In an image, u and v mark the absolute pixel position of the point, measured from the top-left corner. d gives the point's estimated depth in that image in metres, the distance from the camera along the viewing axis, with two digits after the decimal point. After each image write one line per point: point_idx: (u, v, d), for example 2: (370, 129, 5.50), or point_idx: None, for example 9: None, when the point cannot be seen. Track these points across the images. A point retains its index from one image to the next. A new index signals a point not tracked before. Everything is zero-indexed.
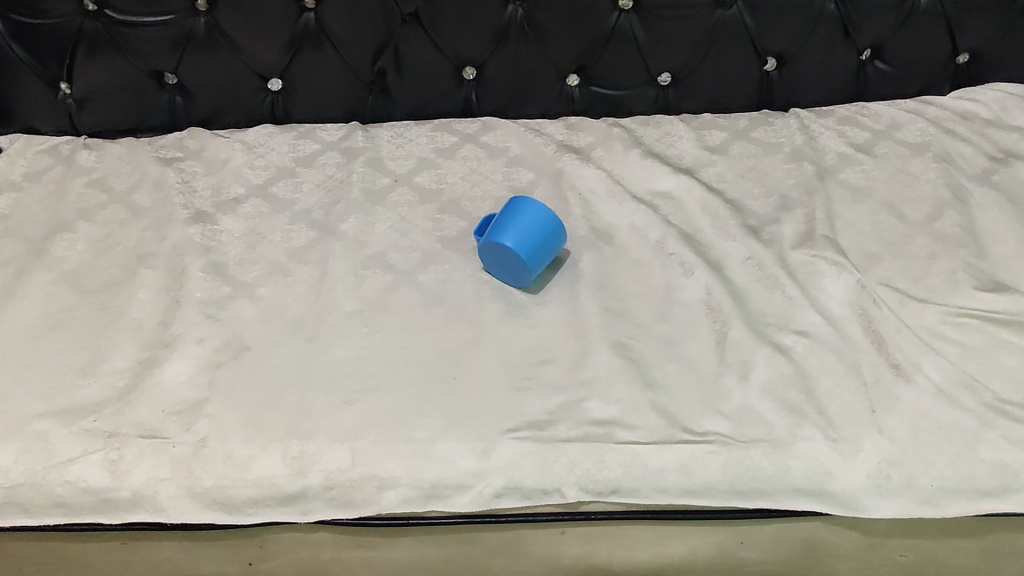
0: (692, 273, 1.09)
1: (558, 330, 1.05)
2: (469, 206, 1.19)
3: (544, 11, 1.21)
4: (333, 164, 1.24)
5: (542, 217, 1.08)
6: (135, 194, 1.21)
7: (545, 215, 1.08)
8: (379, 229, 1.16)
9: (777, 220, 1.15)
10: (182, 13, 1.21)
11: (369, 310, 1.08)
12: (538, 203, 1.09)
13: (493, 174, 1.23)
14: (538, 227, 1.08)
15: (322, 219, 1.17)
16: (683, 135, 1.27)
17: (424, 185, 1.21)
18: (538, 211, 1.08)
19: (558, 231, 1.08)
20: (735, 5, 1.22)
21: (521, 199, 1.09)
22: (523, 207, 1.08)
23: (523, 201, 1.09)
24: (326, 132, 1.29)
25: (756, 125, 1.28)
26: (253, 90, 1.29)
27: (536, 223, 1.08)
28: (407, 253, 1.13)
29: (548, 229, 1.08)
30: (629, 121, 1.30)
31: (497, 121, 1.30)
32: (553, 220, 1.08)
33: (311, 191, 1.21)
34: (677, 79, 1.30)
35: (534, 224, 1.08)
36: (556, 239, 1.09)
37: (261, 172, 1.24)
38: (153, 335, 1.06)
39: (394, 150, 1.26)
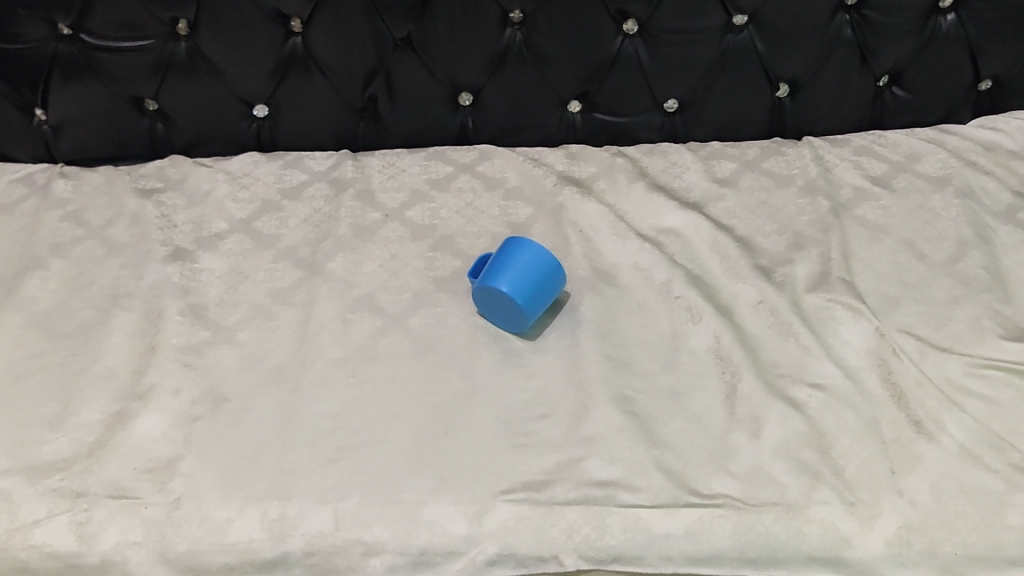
0: (700, 318, 1.03)
1: (556, 381, 0.99)
2: (464, 243, 1.12)
3: (544, 36, 1.15)
4: (321, 197, 1.18)
5: (541, 259, 1.02)
6: (112, 228, 1.15)
7: (543, 257, 1.02)
8: (368, 268, 1.09)
9: (790, 260, 1.08)
10: (162, 38, 1.15)
11: (356, 358, 1.01)
12: (536, 245, 1.03)
13: (490, 208, 1.16)
14: (536, 270, 1.01)
15: (308, 257, 1.11)
16: (691, 166, 1.20)
17: (416, 220, 1.15)
18: (536, 252, 1.02)
19: (557, 273, 1.02)
20: (746, 29, 1.16)
21: (518, 239, 1.03)
22: (520, 249, 1.02)
23: (521, 242, 1.03)
24: (314, 161, 1.23)
25: (767, 155, 1.21)
26: (238, 117, 1.23)
27: (534, 266, 1.01)
28: (397, 294, 1.07)
29: (546, 272, 1.02)
30: (634, 150, 1.24)
31: (494, 150, 1.23)
32: (552, 263, 1.02)
33: (298, 227, 1.14)
34: (684, 106, 1.23)
35: (531, 267, 1.01)
36: (555, 283, 1.02)
37: (246, 205, 1.17)
38: (126, 385, 1.00)
39: (385, 182, 1.19)
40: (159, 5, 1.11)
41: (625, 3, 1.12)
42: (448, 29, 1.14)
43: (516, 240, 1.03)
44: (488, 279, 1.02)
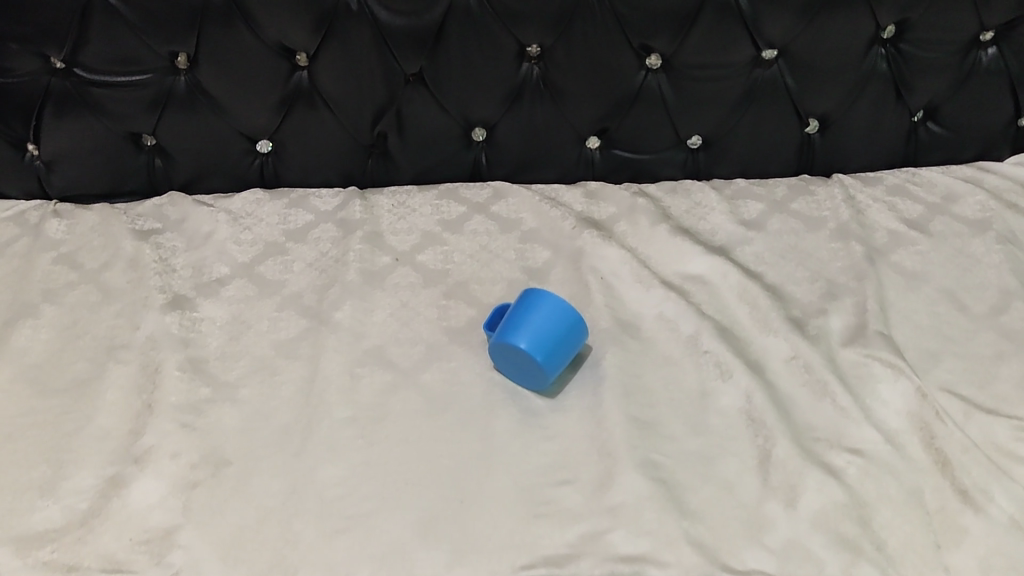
0: (730, 375, 0.97)
1: (578, 444, 0.93)
2: (479, 290, 1.06)
3: (563, 71, 1.09)
4: (327, 239, 1.12)
5: (561, 310, 0.96)
6: (107, 272, 1.09)
7: (564, 310, 0.96)
8: (378, 317, 1.04)
9: (824, 311, 1.02)
10: (161, 72, 1.09)
11: (364, 417, 0.95)
12: (556, 297, 0.97)
13: (505, 252, 1.10)
14: (556, 324, 0.95)
15: (313, 305, 1.05)
16: (716, 207, 1.14)
17: (428, 265, 1.09)
18: (557, 305, 0.96)
19: (579, 326, 0.96)
20: (775, 64, 1.10)
21: (537, 291, 0.98)
22: (539, 302, 0.97)
23: (540, 294, 0.97)
24: (320, 200, 1.17)
25: (796, 195, 1.15)
26: (240, 153, 1.17)
27: (554, 319, 0.96)
28: (408, 347, 1.01)
29: (568, 326, 0.96)
30: (656, 189, 1.18)
31: (509, 188, 1.17)
32: (573, 316, 0.96)
33: (303, 272, 1.09)
34: (708, 143, 1.17)
35: (552, 320, 0.95)
36: (576, 338, 0.96)
37: (248, 247, 1.12)
38: (121, 447, 0.94)
39: (394, 223, 1.14)
40: (158, 39, 1.05)
41: (649, 37, 1.06)
42: (462, 64, 1.08)
43: (535, 292, 0.98)
44: (506, 332, 0.96)
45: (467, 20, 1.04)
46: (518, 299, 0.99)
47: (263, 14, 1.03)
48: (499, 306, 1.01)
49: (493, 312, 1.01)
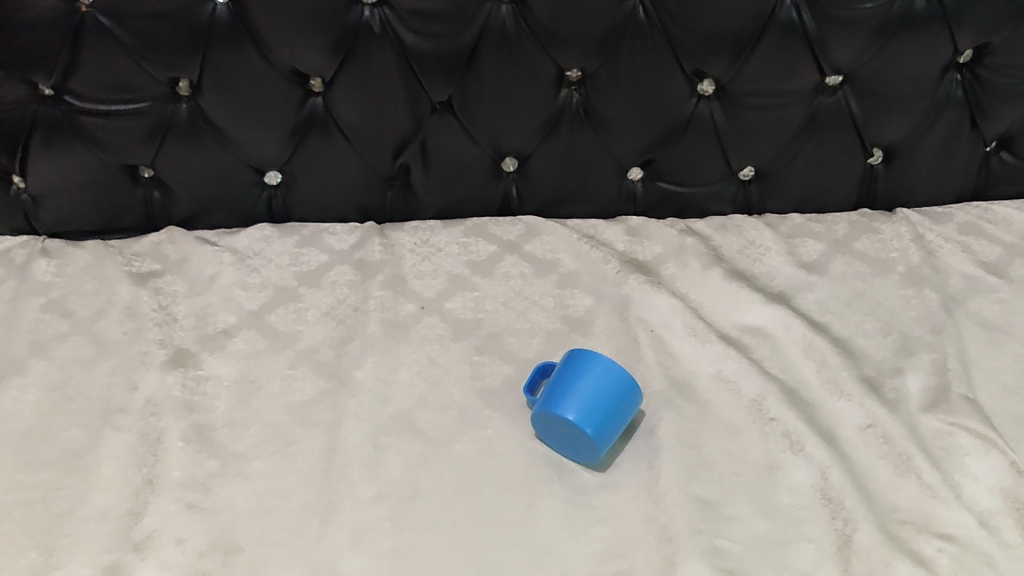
0: (801, 448, 0.87)
1: (634, 528, 0.82)
2: (515, 343, 0.96)
3: (606, 98, 0.98)
4: (344, 283, 1.01)
5: (612, 374, 0.86)
6: (102, 322, 0.98)
7: (616, 373, 0.85)
8: (403, 376, 0.93)
9: (899, 370, 0.92)
10: (161, 99, 0.98)
11: (392, 497, 0.84)
12: (606, 358, 0.87)
13: (542, 299, 1.00)
14: (607, 389, 0.85)
15: (331, 362, 0.94)
16: (771, 247, 1.04)
17: (458, 314, 0.98)
18: (607, 368, 0.86)
19: (633, 392, 0.86)
20: (840, 90, 1.00)
21: (584, 352, 0.87)
22: (587, 364, 0.86)
23: (588, 355, 0.87)
24: (334, 237, 1.06)
25: (858, 234, 1.06)
26: (247, 185, 1.06)
27: (605, 386, 0.85)
28: (438, 412, 0.90)
29: (620, 392, 0.85)
30: (704, 226, 1.07)
31: (543, 225, 1.07)
32: (626, 380, 0.86)
33: (318, 322, 0.98)
34: (762, 175, 1.07)
35: (602, 386, 0.85)
36: (630, 404, 0.86)
37: (257, 293, 1.01)
38: (120, 531, 0.82)
39: (418, 264, 1.03)
40: (157, 64, 0.94)
41: (703, 62, 0.96)
42: (494, 91, 0.97)
43: (582, 353, 0.87)
44: (551, 401, 0.85)
45: (503, 43, 0.94)
46: (563, 360, 0.89)
47: (275, 36, 0.93)
48: (542, 368, 0.91)
49: (535, 375, 0.90)
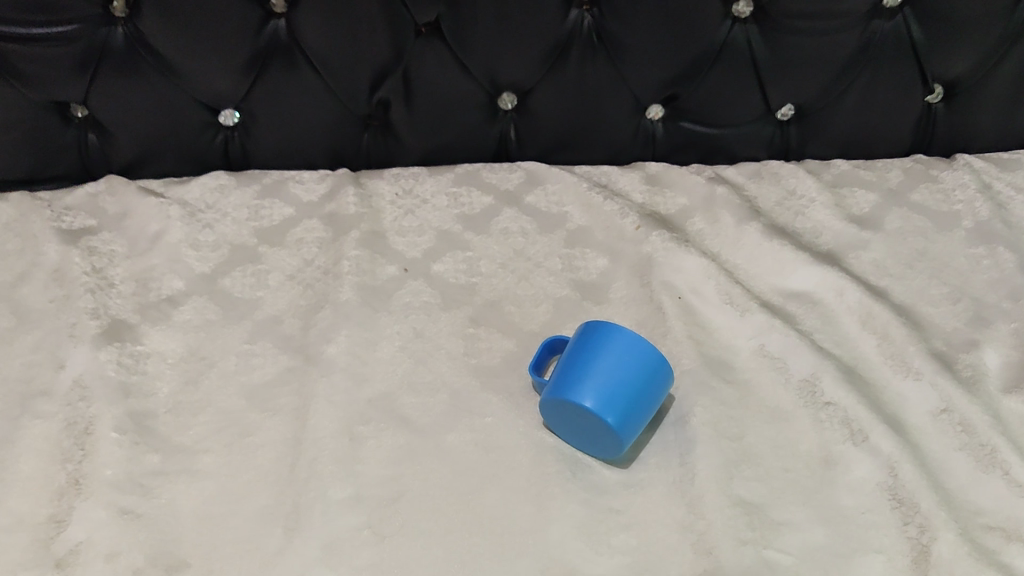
0: (864, 438, 0.72)
1: (665, 538, 0.67)
2: (517, 313, 0.80)
3: (626, 21, 0.83)
4: (313, 241, 0.85)
5: (638, 349, 0.71)
6: (23, 286, 0.82)
7: (642, 349, 0.71)
8: (384, 352, 0.77)
9: (974, 343, 0.78)
10: (91, 22, 0.81)
11: (372, 500, 0.69)
12: (631, 331, 0.72)
13: (548, 259, 0.85)
14: (632, 370, 0.70)
15: (296, 336, 0.78)
16: (815, 198, 0.89)
17: (448, 278, 0.83)
18: (632, 344, 0.71)
19: (663, 370, 0.71)
20: (901, 13, 0.84)
21: (603, 323, 0.72)
22: (607, 340, 0.71)
23: (608, 328, 0.72)
24: (301, 186, 0.90)
25: (915, 183, 0.91)
26: (198, 126, 0.90)
27: (629, 363, 0.70)
28: (426, 396, 0.75)
29: (648, 373, 0.70)
30: (734, 173, 0.93)
31: (546, 172, 0.91)
32: (655, 358, 0.71)
33: (282, 287, 0.82)
34: (803, 114, 0.92)
35: (626, 366, 0.70)
36: (660, 388, 0.71)
37: (210, 254, 0.85)
38: (38, 545, 0.66)
39: (400, 218, 0.87)
40: None
41: None
42: (492, 11, 0.82)
43: (601, 326, 0.72)
44: (563, 385, 0.70)
45: None
46: (578, 334, 0.74)
47: None
48: (551, 343, 0.76)
49: (543, 351, 0.75)
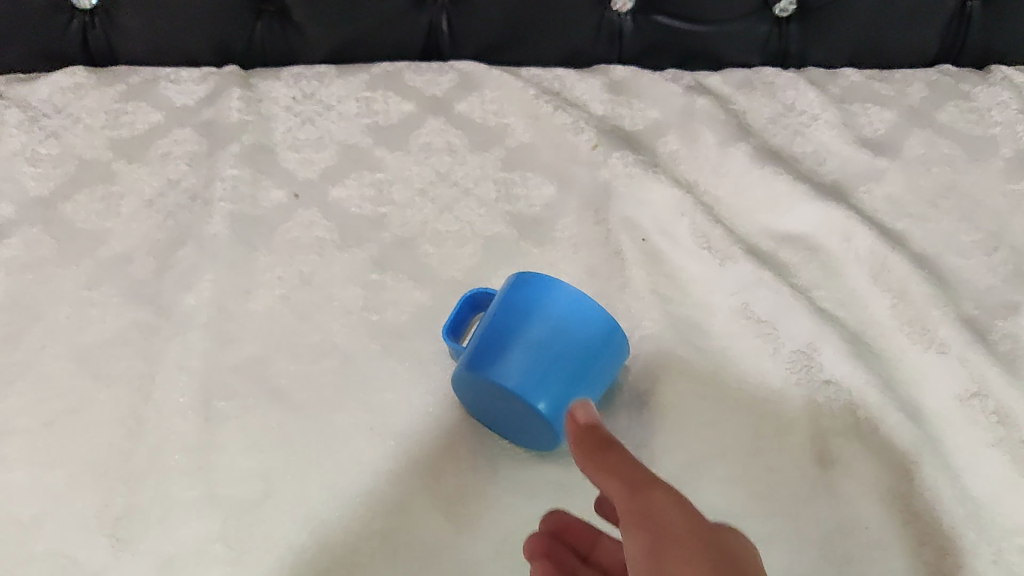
0: (872, 430, 0.56)
1: None
2: (436, 254, 0.63)
3: None
4: (183, 156, 0.67)
5: (583, 311, 0.54)
6: None
7: (587, 312, 0.54)
8: (260, 304, 0.60)
9: (1014, 306, 0.61)
10: None
11: (228, 501, 0.52)
12: (573, 289, 0.55)
13: (481, 185, 0.67)
14: (573, 341, 0.53)
15: (148, 281, 0.61)
16: (818, 116, 0.72)
17: (351, 207, 0.65)
18: (574, 307, 0.54)
19: (615, 338, 0.54)
20: None
21: (535, 276, 0.55)
22: (542, 299, 0.54)
23: (543, 283, 0.55)
24: (176, 87, 0.72)
25: (941, 100, 0.73)
26: (45, 9, 0.70)
27: (570, 329, 0.54)
28: (311, 362, 0.58)
29: (594, 346, 0.54)
30: (719, 81, 0.75)
31: (484, 74, 0.73)
32: (603, 325, 0.54)
33: (138, 215, 0.64)
34: (807, 10, 0.73)
35: (566, 336, 0.53)
36: (608, 364, 0.54)
37: (51, 170, 0.66)
38: None
39: (296, 130, 0.69)
40: None
41: None
42: None
43: (534, 280, 0.55)
44: (482, 356, 0.53)
45: None
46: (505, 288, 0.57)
47: None
48: (473, 297, 0.59)
49: (462, 306, 0.58)
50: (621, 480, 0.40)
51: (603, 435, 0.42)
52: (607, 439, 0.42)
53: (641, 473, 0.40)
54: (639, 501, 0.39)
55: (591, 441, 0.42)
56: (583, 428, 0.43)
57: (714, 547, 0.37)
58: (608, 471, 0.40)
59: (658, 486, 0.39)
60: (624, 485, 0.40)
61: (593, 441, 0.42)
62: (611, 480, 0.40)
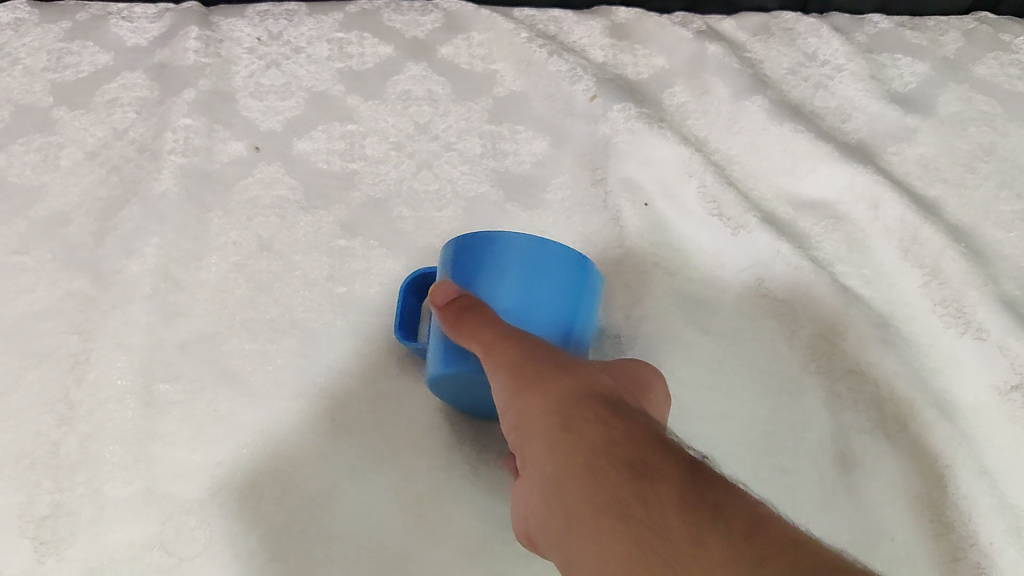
0: (900, 427, 0.49)
1: None
2: (413, 218, 0.56)
3: None
4: (132, 103, 0.60)
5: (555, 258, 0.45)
6: None
7: (557, 258, 0.45)
8: (213, 272, 0.53)
9: None
10: None
11: (168, 500, 0.46)
12: (520, 235, 0.45)
13: (464, 138, 0.60)
14: (552, 296, 0.44)
15: (86, 244, 0.54)
16: (843, 66, 0.64)
17: (318, 163, 0.58)
18: (532, 254, 0.44)
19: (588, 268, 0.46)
20: None
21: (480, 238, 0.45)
22: (492, 263, 0.44)
23: (485, 242, 0.45)
24: (128, 24, 0.64)
25: (979, 51, 0.66)
26: None
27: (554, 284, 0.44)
28: (267, 340, 0.51)
29: (570, 289, 0.45)
30: (733, 27, 0.67)
31: (471, 15, 0.66)
32: (567, 261, 0.45)
33: (79, 169, 0.57)
34: None
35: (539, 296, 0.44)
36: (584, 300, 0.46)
37: None
38: None
39: (260, 75, 0.62)
40: None
41: None
42: None
43: (475, 244, 0.45)
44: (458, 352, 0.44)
45: None
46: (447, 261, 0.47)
47: None
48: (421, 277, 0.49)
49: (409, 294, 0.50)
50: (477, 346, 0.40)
51: (461, 299, 0.41)
52: (466, 299, 0.41)
53: (489, 332, 0.40)
54: (493, 360, 0.39)
55: (451, 309, 0.41)
56: (443, 307, 0.42)
57: (557, 377, 0.37)
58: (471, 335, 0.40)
59: (507, 341, 0.39)
60: (482, 349, 0.39)
61: (453, 312, 0.41)
62: (472, 348, 0.40)
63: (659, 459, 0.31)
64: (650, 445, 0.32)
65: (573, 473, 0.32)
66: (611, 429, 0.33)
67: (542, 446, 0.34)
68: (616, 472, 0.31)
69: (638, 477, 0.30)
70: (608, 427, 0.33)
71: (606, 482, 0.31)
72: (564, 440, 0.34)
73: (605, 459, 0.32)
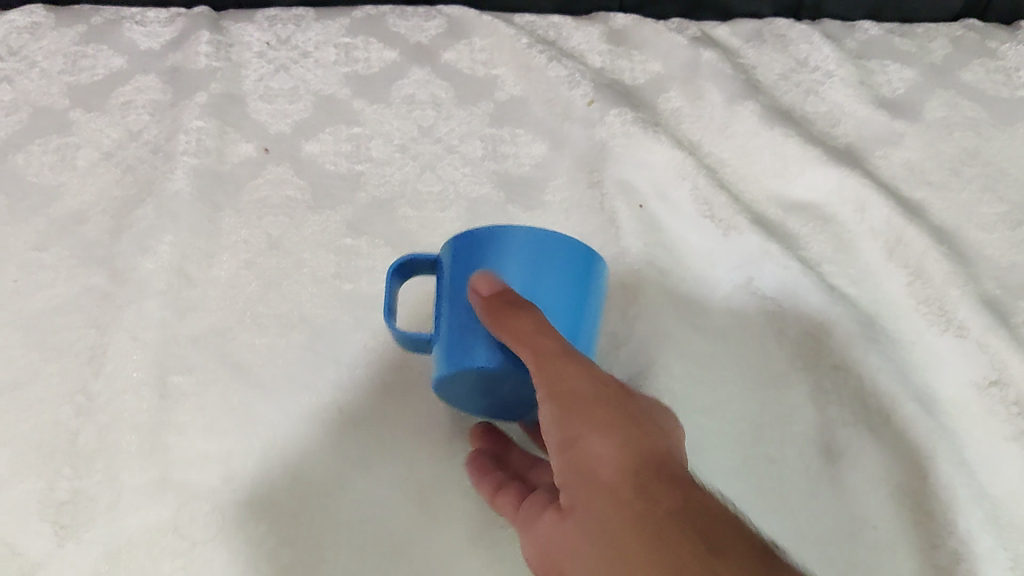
0: (882, 421, 0.52)
1: None
2: (417, 218, 0.58)
3: None
4: (146, 106, 0.62)
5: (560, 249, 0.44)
6: None
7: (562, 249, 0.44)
8: (225, 269, 0.55)
9: None
10: None
11: (181, 487, 0.48)
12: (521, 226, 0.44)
13: (466, 141, 0.62)
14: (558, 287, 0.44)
15: (102, 241, 0.56)
16: (833, 72, 0.67)
17: (326, 165, 0.60)
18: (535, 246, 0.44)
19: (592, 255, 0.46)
20: None
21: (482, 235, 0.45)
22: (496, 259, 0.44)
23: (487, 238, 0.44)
24: (141, 28, 0.66)
25: (966, 57, 0.68)
26: None
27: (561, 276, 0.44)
28: (276, 334, 0.53)
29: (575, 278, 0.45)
30: (727, 33, 0.69)
31: (473, 21, 0.68)
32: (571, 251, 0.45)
33: (95, 170, 0.59)
34: None
35: (548, 286, 0.44)
36: (589, 285, 0.46)
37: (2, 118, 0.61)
38: None
39: (269, 78, 0.64)
40: None
41: None
42: None
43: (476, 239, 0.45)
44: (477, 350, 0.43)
45: None
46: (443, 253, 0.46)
47: None
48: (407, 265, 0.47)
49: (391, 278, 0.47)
50: (531, 353, 0.39)
51: (508, 296, 0.40)
52: (512, 295, 0.40)
53: (547, 341, 0.39)
54: (547, 376, 0.38)
55: (499, 303, 0.40)
56: (490, 299, 0.41)
57: (620, 418, 0.36)
58: (520, 340, 0.39)
59: (568, 358, 0.38)
60: (536, 357, 0.38)
61: (501, 303, 0.40)
62: (521, 350, 0.39)
63: (734, 543, 0.31)
64: (726, 526, 0.32)
65: (637, 534, 0.32)
66: (680, 497, 0.33)
67: (602, 492, 0.34)
68: (690, 546, 0.31)
69: (714, 559, 0.30)
70: (680, 495, 0.33)
71: (677, 557, 0.31)
72: (627, 494, 0.34)
73: (676, 531, 0.31)
